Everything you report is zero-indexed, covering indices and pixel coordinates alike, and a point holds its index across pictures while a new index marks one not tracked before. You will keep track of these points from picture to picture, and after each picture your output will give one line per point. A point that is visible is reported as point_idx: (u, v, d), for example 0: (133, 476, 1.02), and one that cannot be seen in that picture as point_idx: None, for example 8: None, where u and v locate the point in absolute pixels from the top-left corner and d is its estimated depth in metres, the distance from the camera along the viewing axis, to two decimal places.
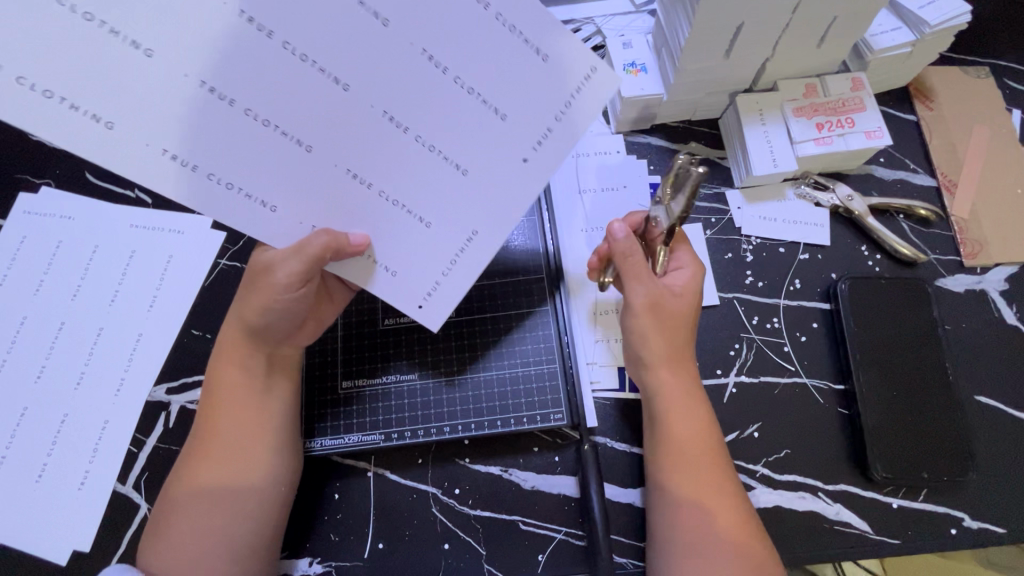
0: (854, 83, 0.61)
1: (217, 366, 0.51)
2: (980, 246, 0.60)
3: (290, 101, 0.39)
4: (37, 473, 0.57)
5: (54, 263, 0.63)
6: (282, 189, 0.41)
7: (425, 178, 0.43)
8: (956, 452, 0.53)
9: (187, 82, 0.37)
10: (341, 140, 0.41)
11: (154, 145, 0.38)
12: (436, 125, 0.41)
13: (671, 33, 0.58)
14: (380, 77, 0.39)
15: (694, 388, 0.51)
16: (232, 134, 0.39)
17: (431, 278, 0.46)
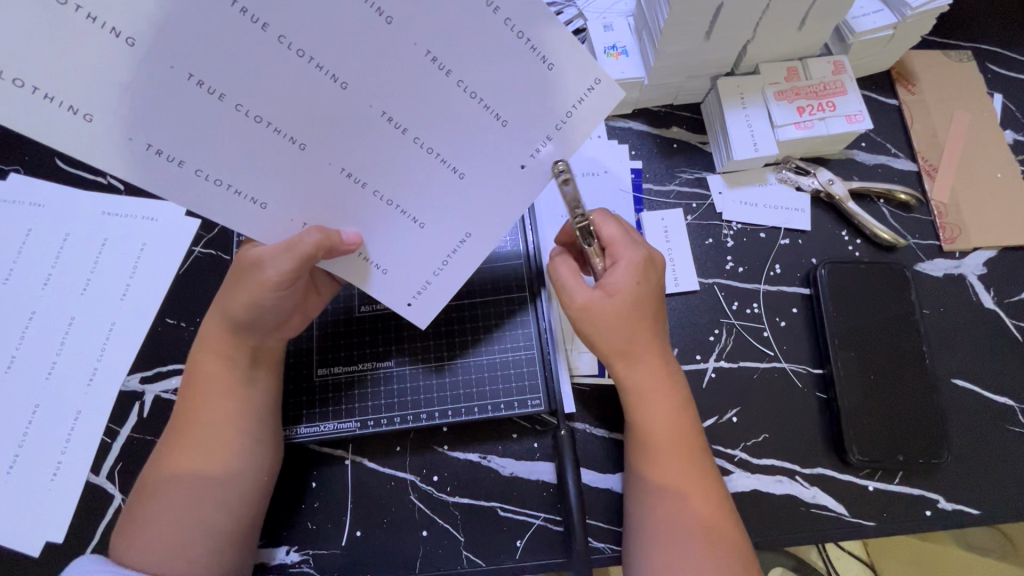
0: (835, 66, 0.60)
1: (198, 358, 0.50)
2: (959, 230, 0.60)
3: (279, 97, 0.37)
4: (8, 465, 0.56)
5: (23, 252, 0.62)
6: (274, 185, 0.39)
7: (414, 174, 0.41)
8: (932, 434, 0.53)
9: (174, 74, 0.35)
10: (338, 138, 0.39)
11: (136, 138, 0.35)
12: (435, 122, 0.39)
13: (651, 14, 0.57)
14: (373, 72, 0.37)
15: (664, 372, 0.50)
16: (216, 125, 0.37)
17: (420, 279, 0.45)
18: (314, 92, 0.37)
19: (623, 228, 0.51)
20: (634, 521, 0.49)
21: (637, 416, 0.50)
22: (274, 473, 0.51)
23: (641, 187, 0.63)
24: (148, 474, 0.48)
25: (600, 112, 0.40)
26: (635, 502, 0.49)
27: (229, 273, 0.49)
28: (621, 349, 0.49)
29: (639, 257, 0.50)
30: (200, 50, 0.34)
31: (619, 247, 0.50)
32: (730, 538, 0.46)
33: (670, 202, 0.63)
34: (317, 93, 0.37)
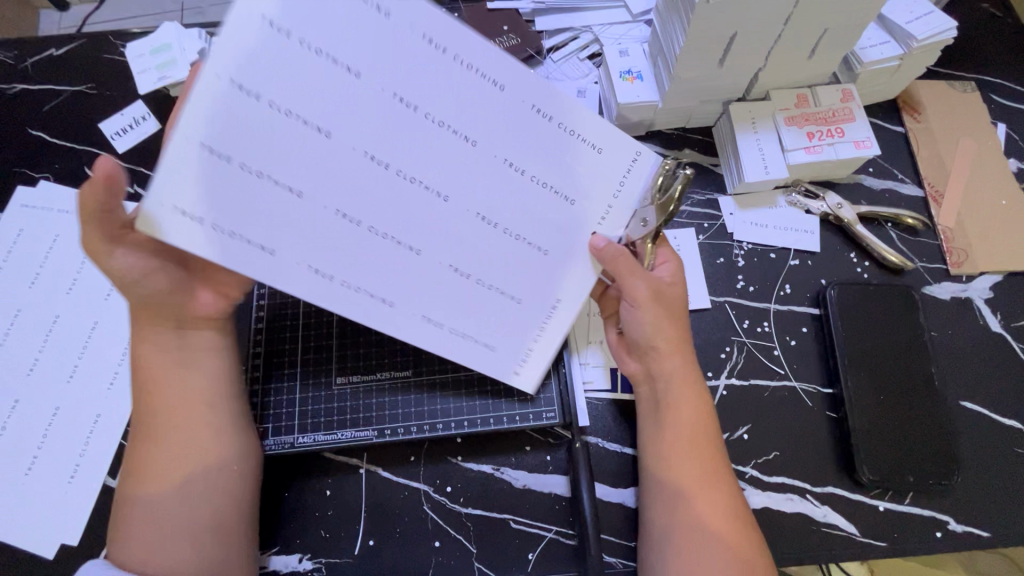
0: (844, 94, 0.62)
1: (140, 353, 0.49)
2: (965, 254, 0.62)
3: (388, 208, 0.41)
4: (27, 466, 0.56)
5: (50, 256, 0.64)
6: (403, 288, 0.44)
7: (477, 246, 0.44)
8: (941, 456, 0.53)
9: (326, 212, 0.41)
10: (449, 243, 0.43)
11: (303, 262, 0.42)
12: (516, 215, 0.43)
13: (666, 41, 0.59)
14: (460, 181, 0.42)
15: (694, 374, 0.51)
16: (348, 244, 0.42)
17: (524, 344, 0.48)
18: (411, 172, 0.41)
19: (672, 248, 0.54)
20: (651, 521, 0.49)
21: (667, 418, 0.50)
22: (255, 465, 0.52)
23: None
24: (127, 467, 0.48)
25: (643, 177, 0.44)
26: (654, 504, 0.49)
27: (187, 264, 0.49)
28: (656, 346, 0.50)
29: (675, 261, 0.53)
30: (335, 180, 0.40)
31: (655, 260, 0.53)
32: (739, 543, 0.46)
33: (682, 221, 0.64)
34: (415, 197, 0.42)
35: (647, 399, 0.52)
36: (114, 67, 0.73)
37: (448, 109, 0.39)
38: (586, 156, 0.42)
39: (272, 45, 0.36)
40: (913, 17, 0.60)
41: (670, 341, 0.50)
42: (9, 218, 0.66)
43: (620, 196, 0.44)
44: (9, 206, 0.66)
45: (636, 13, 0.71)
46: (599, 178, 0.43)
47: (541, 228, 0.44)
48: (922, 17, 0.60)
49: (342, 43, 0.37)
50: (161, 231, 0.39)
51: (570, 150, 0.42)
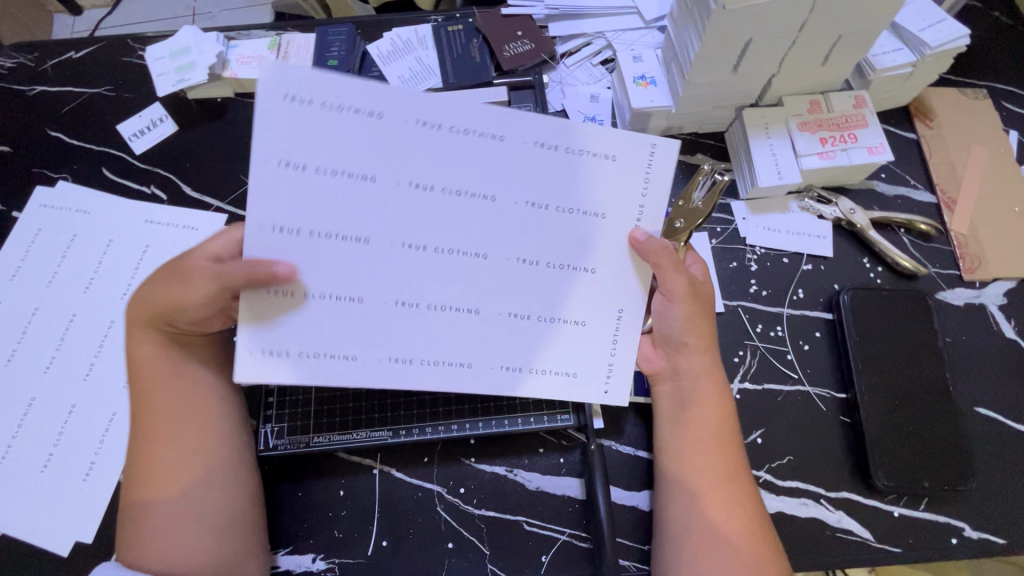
0: (857, 101, 0.62)
1: (139, 366, 0.50)
2: (978, 260, 0.62)
3: (440, 280, 0.43)
4: (43, 462, 0.57)
5: (67, 255, 0.65)
6: (470, 348, 0.44)
7: (529, 287, 0.44)
8: (957, 462, 0.53)
9: (388, 304, 0.43)
10: (504, 294, 0.44)
11: (384, 355, 0.43)
12: (563, 249, 0.44)
13: (680, 47, 0.59)
14: (496, 237, 0.43)
15: (719, 374, 0.51)
16: (411, 325, 0.43)
17: (602, 362, 0.46)
18: (445, 219, 0.42)
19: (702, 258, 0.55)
20: (671, 518, 0.49)
21: (691, 417, 0.50)
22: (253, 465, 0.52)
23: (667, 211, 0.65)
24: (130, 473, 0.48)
25: (667, 168, 0.43)
26: (672, 501, 0.49)
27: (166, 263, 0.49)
28: (685, 342, 0.51)
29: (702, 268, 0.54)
30: (393, 277, 0.42)
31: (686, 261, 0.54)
32: (759, 542, 0.46)
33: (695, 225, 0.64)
34: (455, 251, 0.43)
35: (669, 398, 0.52)
36: (132, 70, 0.74)
37: (457, 174, 0.41)
38: (602, 166, 0.43)
39: (285, 171, 0.39)
40: (925, 24, 0.60)
41: (697, 340, 0.51)
42: (27, 218, 0.66)
43: (647, 196, 0.44)
44: (28, 205, 0.67)
45: (649, 20, 0.72)
46: (615, 186, 0.43)
47: (587, 252, 0.45)
48: (935, 24, 0.60)
49: (345, 138, 0.39)
50: (250, 377, 0.42)
51: (593, 170, 0.43)
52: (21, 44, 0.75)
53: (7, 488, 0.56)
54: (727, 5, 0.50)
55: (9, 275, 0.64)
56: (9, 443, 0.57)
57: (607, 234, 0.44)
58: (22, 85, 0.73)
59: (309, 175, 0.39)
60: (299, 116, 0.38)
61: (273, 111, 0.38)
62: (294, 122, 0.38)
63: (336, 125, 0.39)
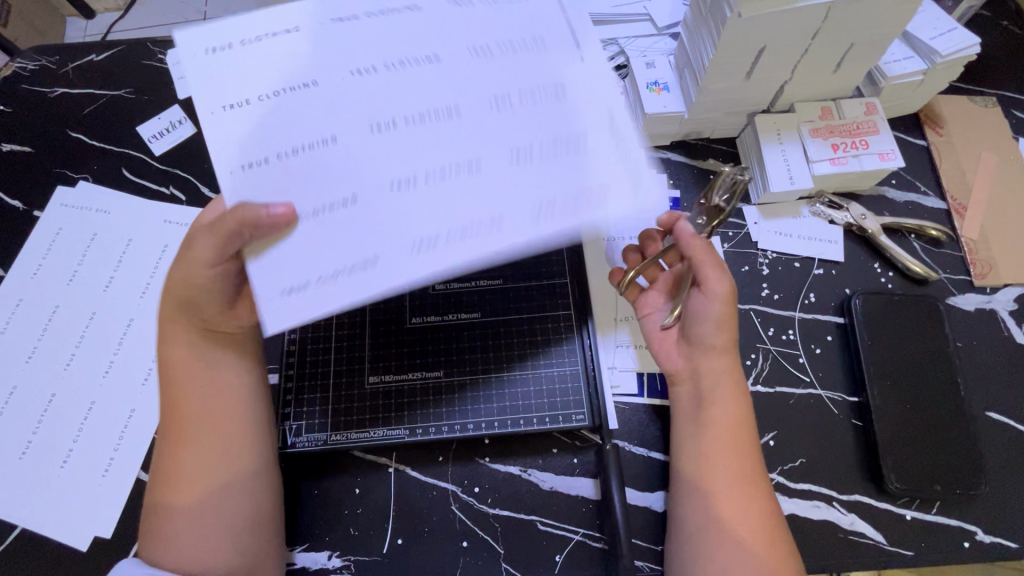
0: (868, 108, 0.63)
1: (174, 360, 0.51)
2: (989, 266, 0.62)
3: (413, 154, 0.39)
4: (62, 458, 0.58)
5: (87, 255, 0.66)
6: (460, 238, 0.37)
7: (510, 163, 0.39)
8: (969, 465, 0.53)
9: (370, 189, 0.38)
10: (478, 153, 0.39)
11: (388, 248, 0.38)
12: (520, 108, 0.40)
13: (694, 54, 0.60)
14: (456, 106, 0.40)
15: (740, 377, 0.52)
16: (402, 207, 0.38)
17: (591, 161, 0.39)
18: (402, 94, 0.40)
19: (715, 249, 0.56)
20: (683, 511, 0.50)
21: (709, 417, 0.51)
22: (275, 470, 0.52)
23: None
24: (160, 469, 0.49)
25: (580, 15, 0.42)
26: (687, 501, 0.50)
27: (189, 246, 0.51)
28: (709, 342, 0.51)
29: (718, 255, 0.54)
30: (363, 154, 0.39)
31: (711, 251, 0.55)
32: (774, 545, 0.46)
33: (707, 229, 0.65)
34: (422, 127, 0.39)
35: (688, 398, 0.53)
36: (151, 72, 0.75)
37: (388, 71, 0.40)
38: (523, 42, 0.42)
39: (238, 118, 0.39)
40: (937, 33, 0.61)
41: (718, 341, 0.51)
42: (48, 217, 0.68)
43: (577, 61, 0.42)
44: (49, 205, 0.68)
45: (661, 27, 0.73)
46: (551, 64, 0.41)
47: (541, 100, 0.40)
48: (946, 33, 0.61)
49: (282, 69, 0.40)
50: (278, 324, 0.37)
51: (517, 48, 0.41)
52: (43, 47, 0.76)
53: (27, 483, 0.57)
54: (742, 12, 0.51)
55: (31, 273, 0.65)
56: (30, 439, 0.58)
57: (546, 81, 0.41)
58: (44, 87, 0.74)
59: (263, 111, 0.39)
60: (239, 72, 0.39)
61: (215, 76, 0.39)
62: (233, 75, 0.39)
63: (272, 59, 0.40)
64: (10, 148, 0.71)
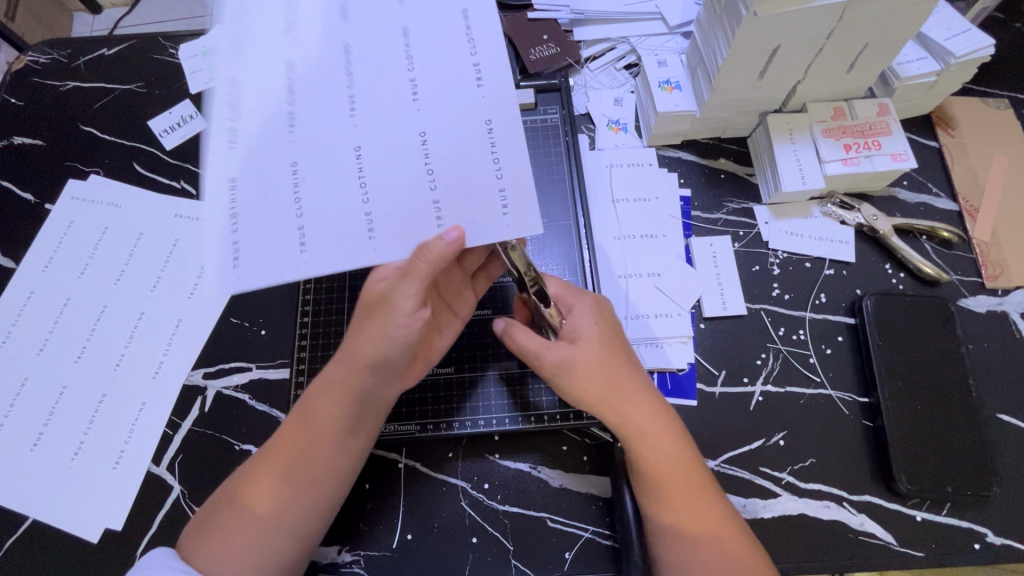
0: (880, 108, 0.63)
1: (320, 394, 0.49)
2: (1001, 268, 0.62)
3: (400, 118, 0.41)
4: (73, 450, 0.58)
5: (98, 248, 0.66)
6: (443, 107, 0.41)
7: (444, 103, 0.41)
8: (980, 467, 0.53)
9: (417, 138, 0.42)
10: (438, 99, 0.41)
11: (483, 125, 0.41)
12: (433, 79, 0.41)
13: (707, 53, 0.60)
14: (381, 107, 0.41)
15: (655, 411, 0.49)
16: (455, 133, 0.42)
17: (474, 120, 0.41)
18: (330, 106, 0.41)
19: (564, 282, 0.54)
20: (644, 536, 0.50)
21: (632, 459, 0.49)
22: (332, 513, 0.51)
23: (690, 214, 0.66)
24: (243, 485, 0.48)
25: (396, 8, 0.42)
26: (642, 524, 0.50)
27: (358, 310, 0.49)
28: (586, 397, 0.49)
29: (588, 301, 0.52)
30: (381, 145, 0.42)
31: (568, 298, 0.52)
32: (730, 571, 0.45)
33: (717, 229, 0.65)
34: (396, 89, 0.41)
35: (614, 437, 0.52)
36: (163, 67, 0.75)
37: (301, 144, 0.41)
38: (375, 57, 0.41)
39: (313, 237, 0.42)
40: (950, 34, 0.61)
41: (598, 393, 0.49)
42: (60, 210, 0.68)
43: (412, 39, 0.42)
44: (60, 198, 0.68)
45: (673, 26, 0.73)
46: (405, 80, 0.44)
47: (438, 79, 0.41)
48: (960, 34, 0.61)
49: (264, 203, 0.41)
50: (533, 225, 0.42)
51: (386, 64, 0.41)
52: (55, 40, 0.76)
53: (39, 475, 0.57)
54: (758, 11, 0.51)
55: (43, 266, 0.65)
56: (42, 431, 0.58)
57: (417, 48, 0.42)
58: (56, 80, 0.75)
59: (313, 219, 0.42)
60: (251, 244, 0.41)
61: (245, 274, 0.41)
62: (257, 250, 0.41)
63: (248, 214, 0.41)
64: (22, 141, 0.72)
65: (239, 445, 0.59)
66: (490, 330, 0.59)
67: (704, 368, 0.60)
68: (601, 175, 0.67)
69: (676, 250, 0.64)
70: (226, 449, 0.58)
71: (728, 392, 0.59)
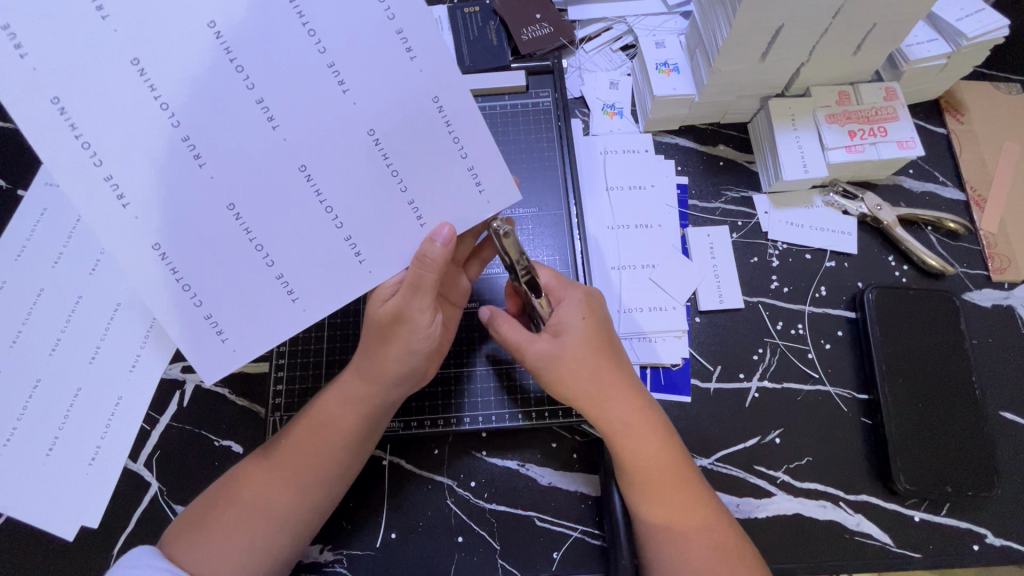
0: (887, 93, 0.60)
1: (332, 390, 0.49)
2: (1008, 261, 0.60)
3: (339, 120, 0.37)
4: (48, 446, 0.56)
5: (72, 237, 0.63)
6: (380, 103, 0.38)
7: (385, 101, 0.38)
8: (983, 468, 0.52)
9: (365, 139, 0.38)
10: (377, 96, 0.37)
11: (433, 101, 0.38)
12: (360, 68, 0.37)
13: (707, 33, 0.57)
14: (304, 111, 0.37)
15: (642, 407, 0.47)
16: (407, 123, 0.38)
17: (418, 108, 0.38)
18: (240, 122, 0.36)
19: (557, 271, 0.51)
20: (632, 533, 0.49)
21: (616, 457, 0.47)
22: (323, 516, 0.49)
23: (687, 203, 0.64)
24: (241, 474, 0.47)
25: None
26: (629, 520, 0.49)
27: (363, 334, 0.48)
28: (575, 392, 0.47)
29: (582, 293, 0.49)
30: (324, 152, 0.38)
31: (562, 289, 0.50)
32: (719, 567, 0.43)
33: (715, 219, 0.63)
34: (314, 82, 0.36)
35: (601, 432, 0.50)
36: None
37: (232, 175, 0.37)
38: (278, 60, 0.36)
39: (298, 280, 0.39)
40: (963, 14, 0.58)
41: (585, 389, 0.47)
42: (31, 197, 0.65)
43: (314, 28, 0.36)
44: (32, 183, 0.66)
45: (672, 5, 0.69)
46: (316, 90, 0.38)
47: (363, 68, 0.37)
48: (973, 15, 0.58)
49: (217, 260, 0.38)
50: (511, 192, 0.41)
51: (303, 63, 0.36)
52: None
53: (12, 472, 0.55)
54: None
55: (15, 255, 0.63)
56: (15, 425, 0.57)
57: (330, 37, 0.36)
58: None
59: (287, 260, 0.39)
60: (226, 311, 0.38)
61: (238, 343, 0.39)
62: (233, 314, 0.38)
63: (206, 277, 0.38)
64: None
65: (218, 442, 0.57)
66: (480, 326, 0.57)
67: (699, 363, 0.58)
68: (595, 162, 0.65)
69: (672, 241, 0.62)
70: (206, 445, 0.57)
71: (724, 388, 0.57)
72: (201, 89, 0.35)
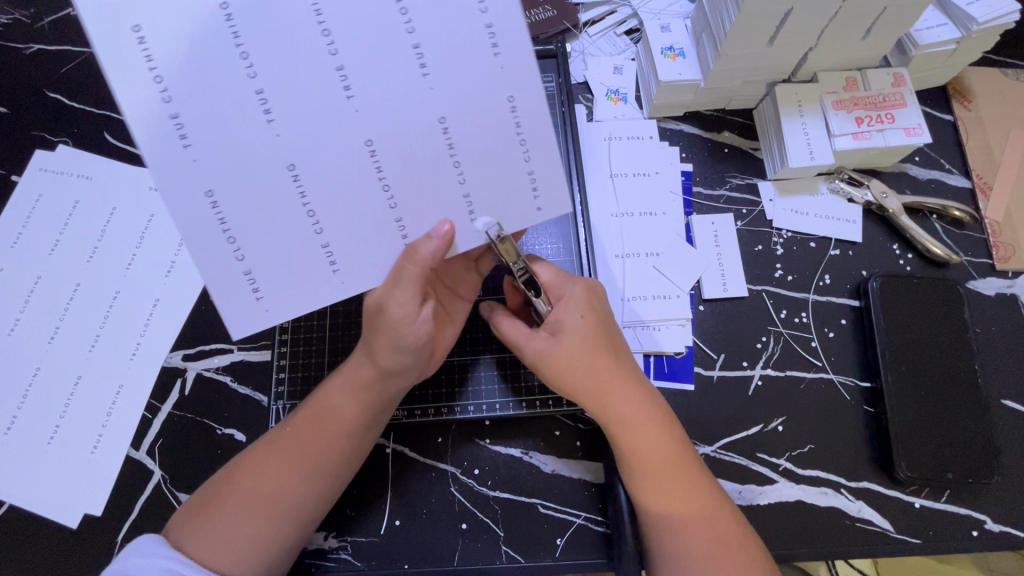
0: (895, 79, 0.59)
1: (334, 383, 0.49)
2: (1012, 250, 0.60)
3: (412, 101, 0.37)
4: (49, 435, 0.56)
5: (69, 224, 0.63)
6: (456, 86, 0.37)
7: (463, 85, 0.37)
8: (984, 455, 0.52)
9: (436, 124, 0.38)
10: (452, 81, 0.37)
11: (508, 100, 0.38)
12: (434, 50, 0.36)
13: (713, 17, 0.56)
14: (381, 87, 0.36)
15: (647, 404, 0.47)
16: (479, 114, 0.38)
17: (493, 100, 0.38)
18: (315, 90, 0.36)
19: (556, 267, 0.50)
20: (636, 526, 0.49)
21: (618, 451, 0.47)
22: (325, 507, 0.49)
23: (691, 190, 0.63)
24: (243, 466, 0.47)
25: None
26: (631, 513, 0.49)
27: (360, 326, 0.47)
28: (579, 387, 0.47)
29: (579, 291, 0.48)
30: (390, 129, 0.37)
31: (560, 287, 0.49)
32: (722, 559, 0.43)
33: (720, 206, 0.62)
34: (394, 58, 0.36)
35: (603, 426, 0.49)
36: None
37: (296, 142, 0.37)
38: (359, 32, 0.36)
39: (341, 253, 0.39)
40: None
41: (586, 385, 0.47)
42: (26, 182, 0.64)
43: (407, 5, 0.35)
44: (27, 169, 0.65)
45: None
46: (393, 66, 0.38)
47: (439, 49, 0.36)
48: None
49: (265, 220, 0.38)
50: (563, 206, 0.41)
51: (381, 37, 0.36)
52: None
53: (14, 461, 0.55)
54: None
55: (10, 242, 0.62)
56: (16, 414, 0.56)
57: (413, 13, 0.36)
58: (17, 43, 0.69)
59: (335, 231, 0.39)
60: (265, 271, 0.39)
61: (271, 305, 0.39)
62: (273, 277, 0.39)
63: (247, 237, 0.38)
64: None
65: (220, 430, 0.57)
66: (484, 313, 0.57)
67: (703, 351, 0.57)
68: (599, 149, 0.64)
69: (675, 228, 0.61)
70: (208, 433, 0.57)
71: (727, 376, 0.57)
72: (285, 57, 0.35)
